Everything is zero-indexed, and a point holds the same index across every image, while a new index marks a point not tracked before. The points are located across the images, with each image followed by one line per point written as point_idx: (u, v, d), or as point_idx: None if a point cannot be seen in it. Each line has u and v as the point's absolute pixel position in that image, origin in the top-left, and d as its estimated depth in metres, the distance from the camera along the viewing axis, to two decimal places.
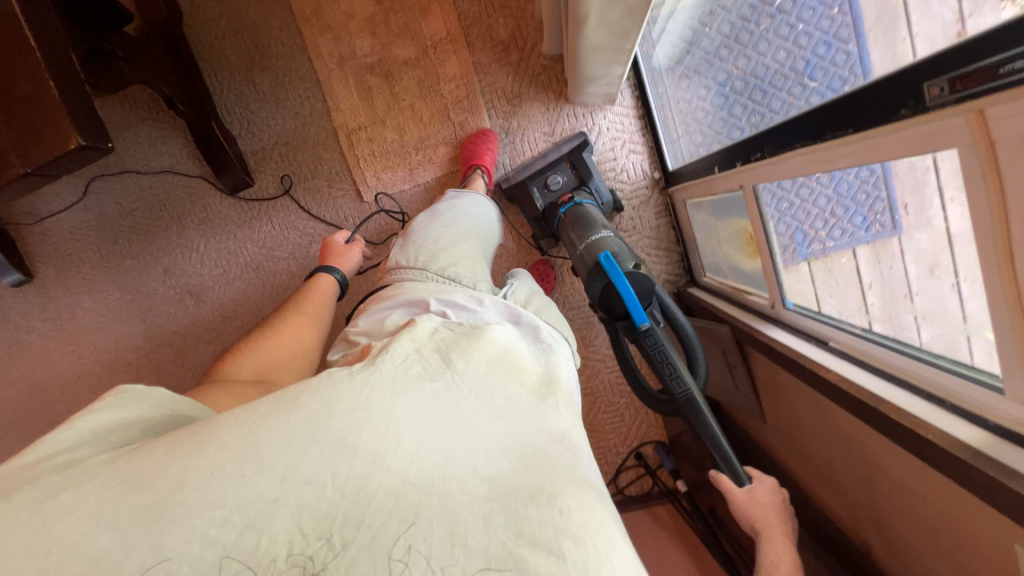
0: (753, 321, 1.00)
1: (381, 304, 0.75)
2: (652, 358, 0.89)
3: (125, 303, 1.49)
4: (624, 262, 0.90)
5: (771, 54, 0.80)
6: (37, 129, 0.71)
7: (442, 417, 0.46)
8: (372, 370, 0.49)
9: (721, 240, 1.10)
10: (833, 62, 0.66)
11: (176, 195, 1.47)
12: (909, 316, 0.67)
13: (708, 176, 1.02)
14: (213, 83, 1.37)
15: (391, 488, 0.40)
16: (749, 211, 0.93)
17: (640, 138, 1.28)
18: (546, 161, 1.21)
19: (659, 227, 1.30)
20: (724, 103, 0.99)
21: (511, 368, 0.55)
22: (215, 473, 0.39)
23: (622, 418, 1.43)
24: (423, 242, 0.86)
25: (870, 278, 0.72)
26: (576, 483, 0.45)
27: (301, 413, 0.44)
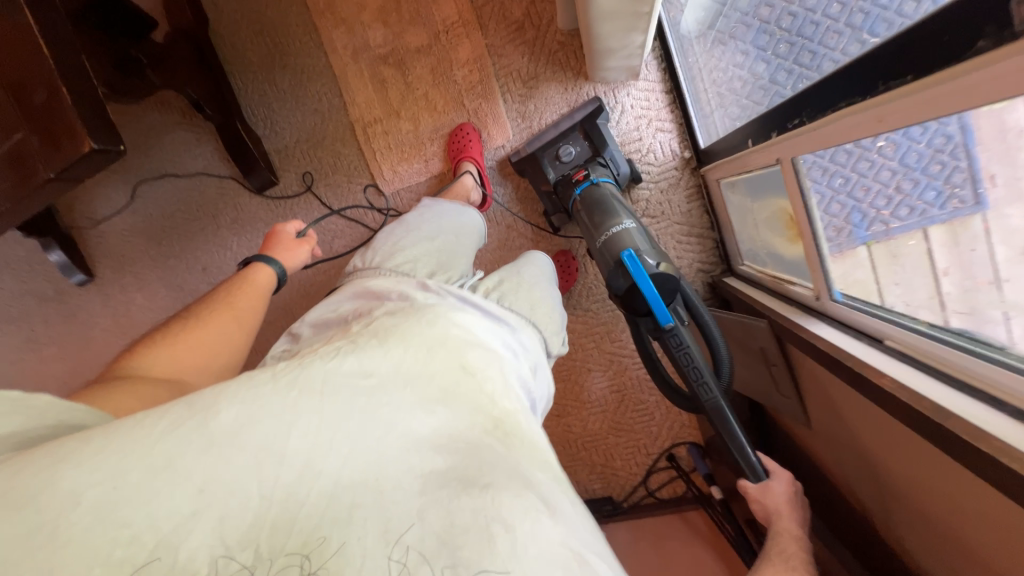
0: (793, 314, 0.89)
1: (334, 296, 0.73)
2: (677, 361, 0.83)
3: (171, 300, 1.58)
4: (647, 259, 0.82)
5: (822, 8, 0.68)
6: (55, 135, 0.74)
7: (374, 416, 0.50)
8: (298, 372, 0.52)
9: (759, 223, 0.98)
10: (900, 12, 0.55)
11: (210, 196, 1.53)
12: (996, 309, 0.54)
13: (742, 151, 0.90)
14: (237, 84, 1.40)
15: (324, 490, 0.44)
16: (787, 186, 0.82)
17: (668, 113, 1.17)
18: (558, 131, 1.13)
19: (690, 212, 1.18)
20: (767, 69, 0.86)
21: (447, 355, 0.59)
22: (117, 487, 0.42)
23: (653, 417, 1.34)
24: (380, 247, 0.78)
25: (946, 264, 0.59)
26: (509, 474, 0.49)
27: (213, 426, 0.46)
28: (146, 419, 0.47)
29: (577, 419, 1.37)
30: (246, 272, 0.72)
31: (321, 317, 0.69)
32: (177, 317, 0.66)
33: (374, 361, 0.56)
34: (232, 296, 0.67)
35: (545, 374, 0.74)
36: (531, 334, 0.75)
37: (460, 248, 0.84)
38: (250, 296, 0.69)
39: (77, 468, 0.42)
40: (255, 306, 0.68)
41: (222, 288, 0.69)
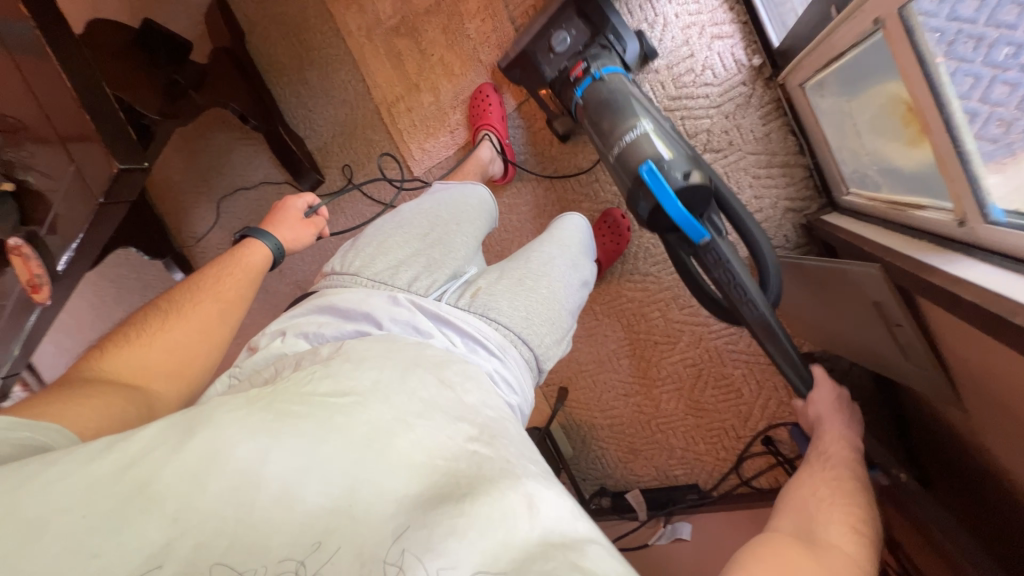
0: (921, 253, 0.63)
1: (301, 305, 0.64)
2: (715, 275, 0.76)
3: None
4: (673, 174, 0.71)
5: None
6: (93, 163, 0.82)
7: (353, 435, 0.43)
8: (272, 391, 0.46)
9: (862, 130, 0.71)
10: None
11: (273, 203, 1.64)
12: None
13: (825, 29, 0.66)
14: (275, 89, 1.45)
15: (316, 505, 0.39)
16: (900, 65, 0.56)
17: (725, 13, 0.91)
18: (548, 17, 0.93)
19: (768, 137, 0.92)
20: None
21: (428, 370, 0.51)
22: (84, 517, 0.36)
23: (739, 394, 1.12)
24: (366, 245, 0.70)
25: None
26: (495, 484, 0.42)
27: (187, 450, 0.40)
28: (119, 442, 0.40)
29: (647, 398, 1.20)
30: (234, 255, 0.70)
31: (277, 329, 0.61)
32: (155, 304, 0.64)
33: (353, 376, 0.48)
34: (220, 279, 0.66)
35: (526, 390, 0.63)
36: (515, 359, 0.61)
37: (459, 243, 0.73)
38: (239, 279, 0.67)
39: (45, 493, 0.37)
40: (241, 290, 0.67)
41: (213, 267, 0.68)
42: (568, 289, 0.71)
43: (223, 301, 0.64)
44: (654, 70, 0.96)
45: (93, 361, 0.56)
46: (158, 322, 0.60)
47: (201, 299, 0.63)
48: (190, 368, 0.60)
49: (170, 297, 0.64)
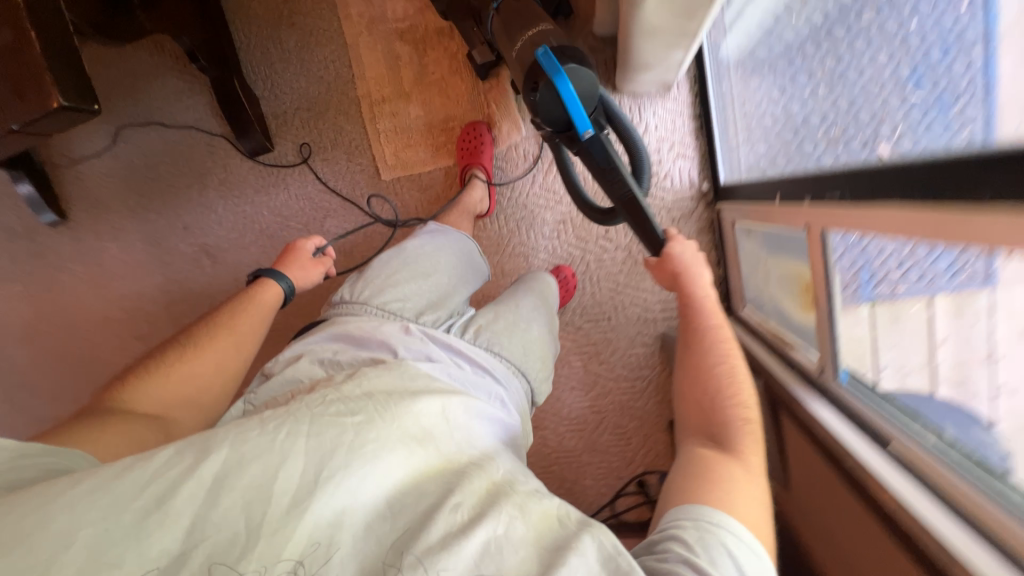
0: (796, 386, 0.83)
1: (312, 335, 0.75)
2: (600, 168, 0.84)
3: (147, 254, 1.57)
4: (565, 58, 0.77)
5: (869, 55, 0.68)
6: (17, 82, 0.66)
7: (359, 451, 0.48)
8: (285, 417, 0.51)
9: (770, 277, 0.94)
10: (948, 72, 0.56)
11: (198, 152, 1.44)
12: (986, 382, 0.54)
13: (766, 203, 0.86)
14: (238, 36, 1.30)
15: (322, 517, 0.44)
16: (811, 256, 0.77)
17: (693, 141, 1.11)
18: None
19: (699, 246, 1.13)
20: (801, 109, 0.85)
21: (433, 397, 0.58)
22: (108, 529, 0.41)
23: (628, 442, 1.32)
24: (374, 277, 0.80)
25: (943, 335, 0.59)
26: (486, 488, 0.49)
27: (204, 468, 0.45)
28: (135, 464, 0.45)
29: (553, 433, 1.35)
30: (252, 293, 0.77)
31: (292, 354, 0.71)
32: (177, 339, 0.70)
33: (361, 403, 0.54)
34: (237, 316, 0.72)
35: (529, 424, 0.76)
36: (518, 386, 0.74)
37: (452, 289, 0.85)
38: (253, 317, 0.74)
39: (71, 510, 0.41)
40: (256, 327, 0.74)
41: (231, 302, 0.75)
42: (552, 345, 0.84)
43: (238, 337, 0.71)
44: None
45: (116, 394, 0.62)
46: (179, 356, 0.66)
47: (216, 336, 0.69)
48: (202, 402, 0.66)
49: (190, 333, 0.70)
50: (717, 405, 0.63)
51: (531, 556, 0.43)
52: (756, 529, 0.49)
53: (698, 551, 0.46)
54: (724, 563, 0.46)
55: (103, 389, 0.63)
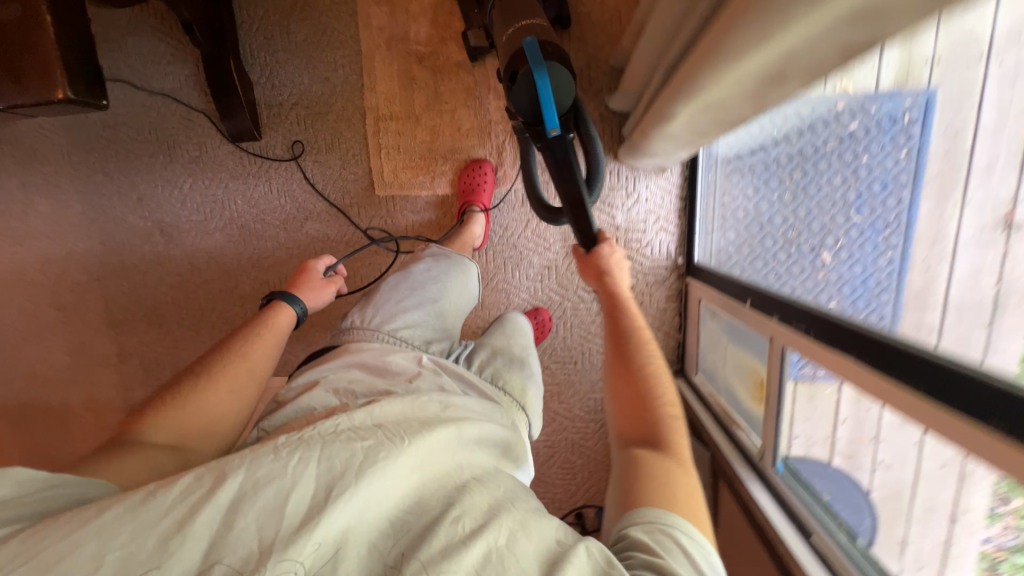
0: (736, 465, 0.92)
1: (323, 364, 0.80)
2: (559, 171, 0.87)
3: (86, 219, 1.42)
4: (548, 53, 0.79)
5: (828, 176, 0.85)
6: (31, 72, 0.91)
7: (368, 469, 0.52)
8: (298, 444, 0.54)
9: (728, 362, 1.04)
10: (883, 203, 0.73)
11: (170, 124, 1.33)
12: (868, 459, 0.69)
13: (737, 304, 0.94)
14: (241, 15, 1.22)
15: (332, 534, 0.47)
16: (769, 364, 0.84)
17: (676, 219, 1.22)
18: None
19: (665, 311, 1.26)
20: (768, 209, 1.03)
21: (450, 426, 0.63)
22: (134, 553, 0.44)
23: (573, 477, 1.42)
24: (384, 304, 0.92)
25: (845, 415, 0.72)
26: (484, 499, 0.54)
27: (222, 493, 0.48)
28: (158, 491, 0.48)
29: None
30: (265, 320, 0.83)
31: (308, 381, 0.76)
32: (195, 367, 0.75)
33: (371, 431, 0.59)
34: (250, 343, 0.78)
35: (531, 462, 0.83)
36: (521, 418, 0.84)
37: (453, 318, 0.99)
38: (266, 345, 0.79)
39: (97, 536, 0.44)
40: (268, 354, 0.79)
41: (244, 330, 0.80)
42: (536, 381, 0.92)
43: (252, 364, 0.76)
44: (615, 227, 1.23)
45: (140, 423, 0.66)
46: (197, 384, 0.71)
47: (231, 363, 0.74)
48: (220, 428, 0.71)
49: (207, 361, 0.75)
50: (649, 403, 0.66)
51: (532, 553, 0.47)
52: (698, 521, 0.53)
53: (661, 552, 0.47)
54: (677, 555, 0.48)
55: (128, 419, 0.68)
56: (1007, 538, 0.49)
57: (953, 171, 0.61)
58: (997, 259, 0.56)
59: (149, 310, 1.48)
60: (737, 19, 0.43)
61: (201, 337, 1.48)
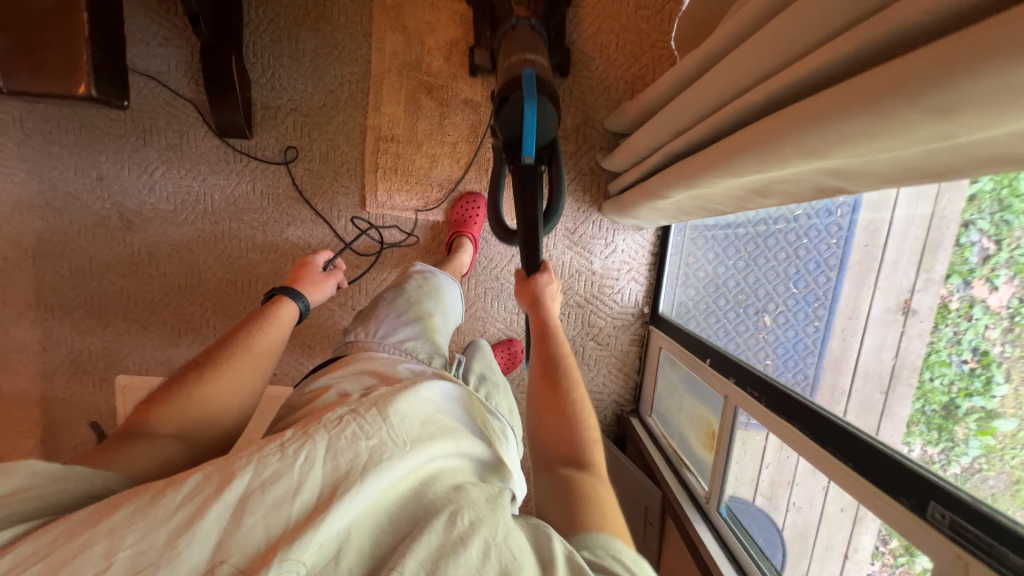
0: (684, 504, 1.00)
1: (333, 371, 0.82)
2: (523, 195, 0.85)
3: (30, 189, 1.30)
4: (544, 88, 0.79)
5: (774, 251, 1.02)
6: (51, 55, 0.89)
7: (372, 468, 0.50)
8: (305, 443, 0.52)
9: (682, 410, 1.16)
10: (815, 280, 0.91)
11: (149, 106, 1.26)
12: (784, 500, 0.80)
13: (697, 361, 1.05)
14: (249, 13, 1.20)
15: (333, 533, 0.45)
16: (722, 420, 0.95)
17: (646, 271, 1.34)
18: None
19: (628, 353, 1.37)
20: (724, 273, 1.18)
21: (448, 438, 0.61)
22: (146, 552, 0.42)
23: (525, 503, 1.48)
24: (385, 317, 0.96)
25: (769, 460, 0.84)
26: (488, 505, 0.52)
27: (230, 492, 0.47)
28: (169, 491, 0.48)
29: None
30: (265, 317, 0.88)
31: (320, 387, 0.77)
32: (198, 360, 0.77)
33: (376, 426, 0.56)
34: (253, 338, 0.82)
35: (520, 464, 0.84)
36: (512, 438, 0.85)
37: (447, 334, 1.03)
38: (269, 338, 0.84)
39: (109, 536, 0.43)
40: (270, 347, 0.84)
41: (247, 325, 0.85)
42: (511, 397, 0.99)
43: (255, 356, 0.80)
44: (591, 271, 1.33)
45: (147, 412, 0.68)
46: (203, 374, 0.74)
47: (236, 355, 0.78)
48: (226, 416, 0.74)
49: (209, 354, 0.78)
50: (574, 428, 0.69)
51: (526, 550, 0.47)
52: (626, 534, 0.54)
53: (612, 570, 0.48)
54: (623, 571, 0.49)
55: (134, 411, 0.69)
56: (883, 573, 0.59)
57: (870, 262, 0.79)
58: (897, 335, 0.71)
59: (90, 297, 1.36)
60: (740, 149, 0.53)
61: (148, 332, 1.38)
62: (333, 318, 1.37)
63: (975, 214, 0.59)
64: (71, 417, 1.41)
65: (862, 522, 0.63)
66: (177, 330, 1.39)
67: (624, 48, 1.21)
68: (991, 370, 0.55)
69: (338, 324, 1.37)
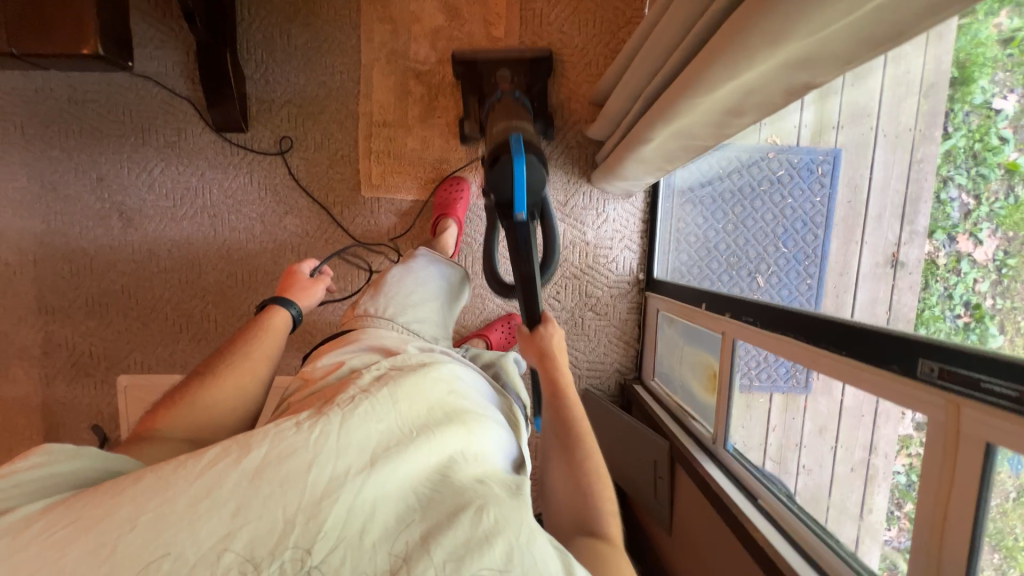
0: (692, 450, 1.00)
1: (344, 346, 0.83)
2: (518, 252, 0.85)
3: (31, 195, 1.32)
4: (533, 150, 0.80)
5: (761, 213, 1.09)
6: (59, 23, 0.94)
7: (388, 456, 0.54)
8: (320, 418, 0.56)
9: (683, 361, 1.18)
10: (803, 239, 0.97)
11: (148, 107, 1.30)
12: (794, 464, 0.82)
13: (692, 307, 1.07)
14: (242, 12, 1.26)
15: (341, 515, 0.47)
16: (722, 356, 0.97)
17: (638, 239, 1.37)
18: (505, 55, 1.19)
19: (627, 321, 1.39)
20: (715, 237, 1.21)
21: (464, 424, 0.63)
22: (167, 515, 0.46)
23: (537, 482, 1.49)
24: (395, 294, 0.95)
25: (776, 423, 0.88)
26: (507, 497, 0.53)
27: (248, 461, 0.50)
28: (190, 459, 0.51)
29: None
30: (262, 319, 0.88)
31: (334, 362, 0.77)
32: (204, 364, 0.79)
33: (384, 406, 0.59)
34: (253, 344, 0.82)
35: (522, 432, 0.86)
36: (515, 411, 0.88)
37: (450, 314, 1.04)
38: (268, 342, 0.84)
39: (132, 501, 0.47)
40: (269, 350, 0.84)
41: (246, 330, 0.84)
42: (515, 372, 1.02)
43: (255, 361, 0.80)
44: (585, 241, 1.36)
45: (162, 415, 0.72)
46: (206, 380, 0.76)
47: (237, 360, 0.79)
48: (235, 418, 0.77)
49: (213, 358, 0.79)
50: (589, 489, 0.65)
51: (551, 552, 0.48)
52: None
53: None
54: None
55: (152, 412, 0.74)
56: (899, 538, 0.58)
57: (854, 218, 0.85)
58: (889, 289, 0.72)
59: (91, 299, 1.37)
60: (705, 68, 0.57)
61: (149, 331, 1.39)
62: (334, 305, 1.38)
63: (952, 170, 0.64)
64: (72, 420, 1.40)
65: (875, 483, 0.65)
66: (178, 326, 1.39)
67: (602, 25, 1.27)
68: (984, 323, 0.55)
69: (339, 310, 1.39)
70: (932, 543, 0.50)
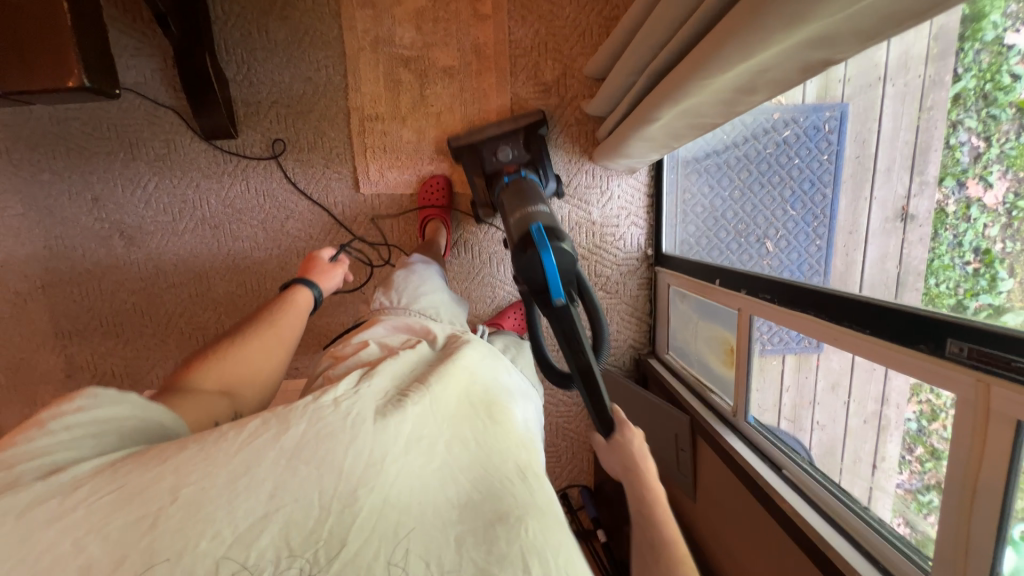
0: (712, 421, 1.03)
1: (372, 329, 0.85)
2: (568, 342, 0.73)
3: (28, 220, 1.31)
4: (554, 234, 0.76)
5: (767, 176, 1.06)
6: (34, 42, 0.90)
7: (425, 455, 0.56)
8: (354, 404, 0.59)
9: (698, 336, 1.19)
10: (812, 199, 0.94)
11: (131, 119, 1.26)
12: (808, 421, 0.85)
13: (707, 283, 1.07)
14: (216, 11, 1.20)
15: (375, 507, 0.49)
16: (739, 331, 0.97)
17: (645, 214, 1.36)
18: (502, 130, 1.19)
19: (637, 297, 1.40)
20: (721, 204, 1.19)
21: (499, 426, 0.65)
22: (208, 487, 0.47)
23: (559, 458, 1.54)
24: (406, 286, 0.95)
25: (789, 383, 0.89)
26: (544, 511, 0.53)
27: (287, 438, 0.53)
28: (230, 432, 0.53)
29: None
30: (285, 296, 0.89)
31: (361, 342, 0.80)
32: (228, 335, 0.79)
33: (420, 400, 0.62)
34: (278, 315, 0.84)
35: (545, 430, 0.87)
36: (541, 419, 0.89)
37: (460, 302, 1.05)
38: (293, 315, 0.85)
39: (173, 472, 0.48)
40: (294, 323, 0.85)
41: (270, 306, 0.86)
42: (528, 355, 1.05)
43: (282, 329, 0.81)
44: (591, 221, 1.34)
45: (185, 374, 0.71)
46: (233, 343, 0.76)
47: (264, 328, 0.80)
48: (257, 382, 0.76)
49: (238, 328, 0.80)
50: None
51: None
52: None
53: None
54: None
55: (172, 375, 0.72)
56: (910, 481, 0.62)
57: (863, 173, 0.82)
58: (898, 242, 0.71)
59: (104, 318, 1.38)
60: (715, 49, 0.55)
61: (167, 346, 1.40)
62: (345, 306, 1.39)
63: (962, 114, 0.61)
64: None
65: (887, 432, 0.67)
66: (194, 339, 1.40)
67: None
68: (994, 268, 0.54)
69: (351, 310, 1.39)
70: (965, 509, 0.52)
